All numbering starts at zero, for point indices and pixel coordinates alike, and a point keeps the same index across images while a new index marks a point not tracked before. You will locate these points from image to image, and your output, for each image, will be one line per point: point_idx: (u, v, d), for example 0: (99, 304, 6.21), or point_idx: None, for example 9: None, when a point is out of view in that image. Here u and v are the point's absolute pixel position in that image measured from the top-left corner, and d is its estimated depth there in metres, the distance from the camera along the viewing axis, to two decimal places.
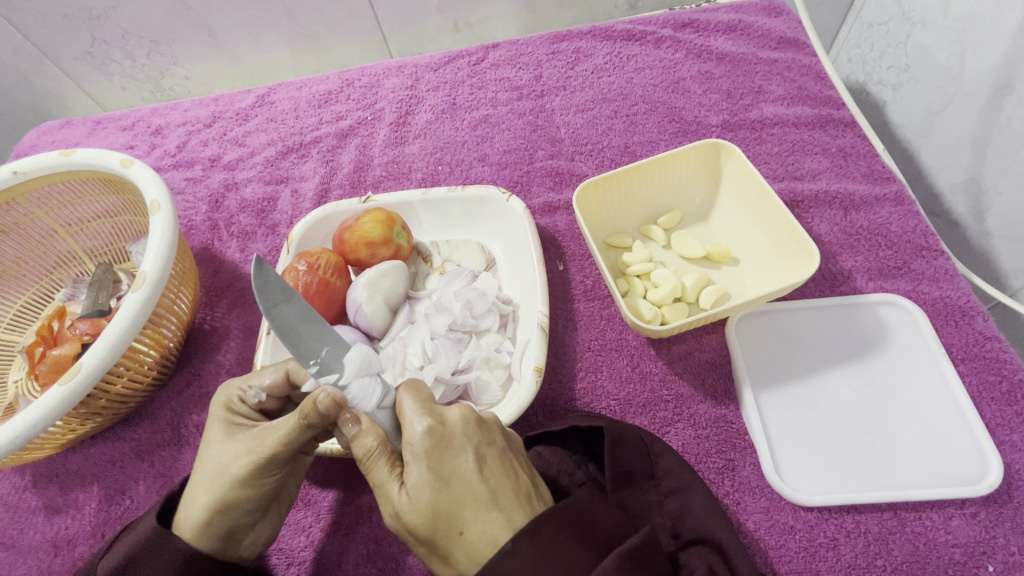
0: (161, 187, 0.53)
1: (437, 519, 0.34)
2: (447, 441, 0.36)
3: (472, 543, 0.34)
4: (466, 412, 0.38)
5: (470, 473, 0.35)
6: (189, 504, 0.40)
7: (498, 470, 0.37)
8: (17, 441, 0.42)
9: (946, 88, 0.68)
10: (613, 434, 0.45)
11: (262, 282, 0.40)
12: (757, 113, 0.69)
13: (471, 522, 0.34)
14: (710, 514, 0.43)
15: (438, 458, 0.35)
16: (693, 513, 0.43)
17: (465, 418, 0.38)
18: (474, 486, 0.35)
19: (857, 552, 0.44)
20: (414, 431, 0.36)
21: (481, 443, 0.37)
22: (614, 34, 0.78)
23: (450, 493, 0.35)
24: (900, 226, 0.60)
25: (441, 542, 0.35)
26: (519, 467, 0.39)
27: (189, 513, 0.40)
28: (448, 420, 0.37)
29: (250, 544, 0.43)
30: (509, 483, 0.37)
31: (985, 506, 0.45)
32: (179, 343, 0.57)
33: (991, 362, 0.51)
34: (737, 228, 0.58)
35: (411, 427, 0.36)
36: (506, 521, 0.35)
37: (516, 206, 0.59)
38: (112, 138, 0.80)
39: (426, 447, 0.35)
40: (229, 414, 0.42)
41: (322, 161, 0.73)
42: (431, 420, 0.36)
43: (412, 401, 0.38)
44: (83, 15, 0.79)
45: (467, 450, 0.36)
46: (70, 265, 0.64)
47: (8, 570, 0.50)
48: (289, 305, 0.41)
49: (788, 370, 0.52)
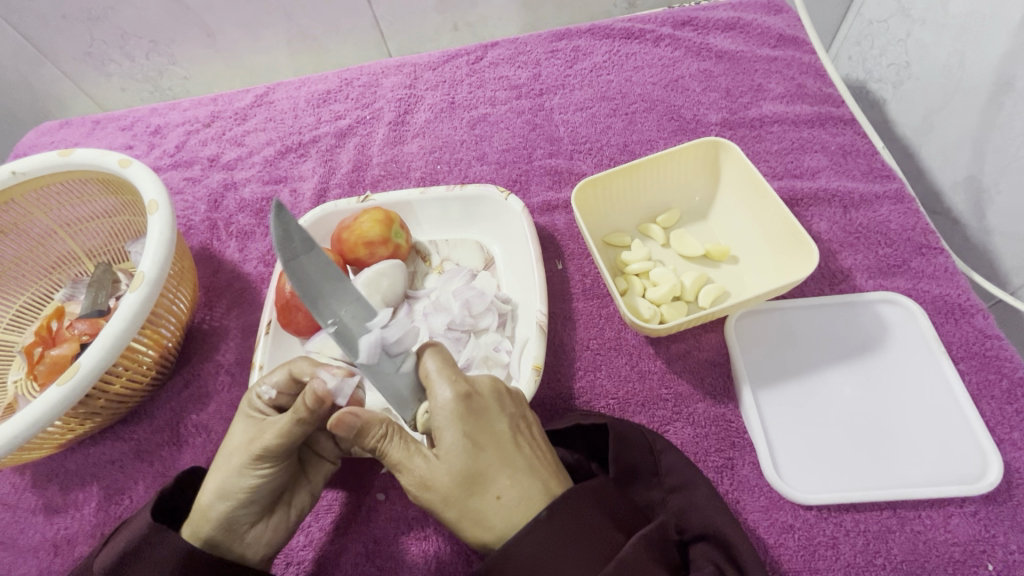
0: (160, 187, 0.53)
1: (473, 482, 0.35)
2: (481, 408, 0.37)
3: (507, 507, 0.35)
4: (496, 382, 0.39)
5: (505, 438, 0.37)
6: (200, 492, 0.41)
7: (530, 441, 0.38)
8: (16, 441, 0.42)
9: (946, 86, 0.67)
10: (616, 429, 0.46)
11: (284, 231, 0.35)
12: (756, 111, 0.69)
13: (506, 489, 0.35)
14: (714, 508, 0.43)
15: (474, 424, 0.36)
16: (699, 508, 0.43)
17: (494, 387, 0.39)
18: (509, 452, 0.36)
19: (856, 551, 0.44)
20: (443, 398, 0.36)
21: (511, 412, 0.38)
22: (613, 32, 0.78)
23: (486, 459, 0.35)
24: (900, 224, 0.59)
25: (474, 507, 0.35)
26: (545, 443, 0.40)
27: (198, 498, 0.41)
28: (480, 387, 0.38)
29: (254, 544, 0.42)
30: (540, 458, 0.38)
31: (985, 504, 0.45)
32: (178, 343, 0.57)
33: (990, 360, 0.51)
34: (737, 226, 0.58)
35: (439, 393, 0.36)
36: (538, 489, 0.36)
37: (514, 205, 0.59)
38: (111, 138, 0.80)
39: (460, 411, 0.36)
40: (245, 409, 0.43)
41: (321, 161, 0.73)
42: (465, 386, 0.37)
43: (439, 365, 0.37)
44: (82, 16, 0.79)
45: (500, 419, 0.37)
46: (70, 265, 0.64)
47: (8, 570, 0.50)
48: (313, 255, 0.36)
49: (787, 368, 0.52)
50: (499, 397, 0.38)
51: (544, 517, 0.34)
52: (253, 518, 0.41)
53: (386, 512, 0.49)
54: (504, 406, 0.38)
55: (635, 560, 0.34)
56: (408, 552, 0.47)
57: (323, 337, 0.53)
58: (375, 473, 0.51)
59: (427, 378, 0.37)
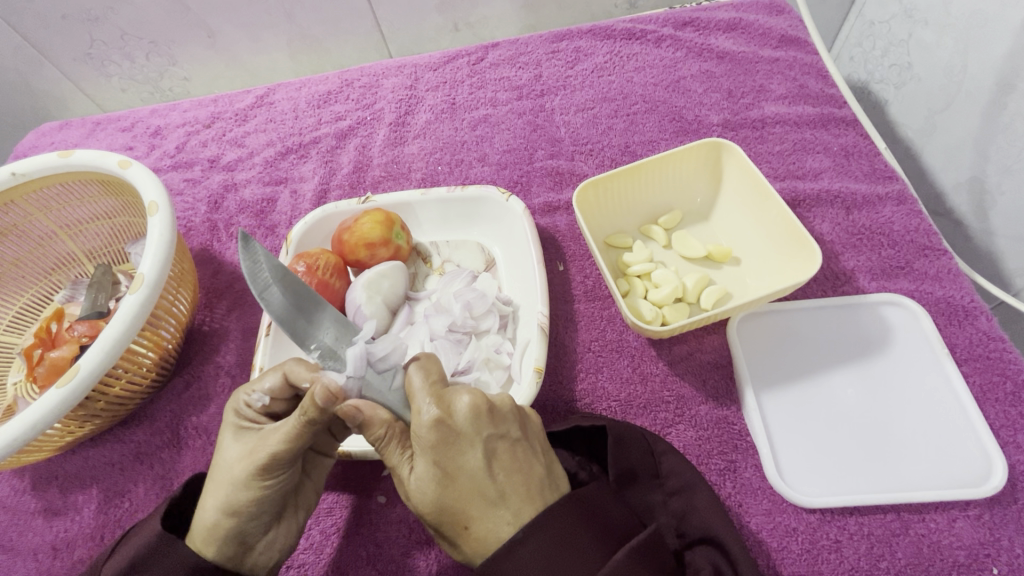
0: (160, 188, 0.52)
1: (444, 510, 0.35)
2: (454, 434, 0.35)
3: (477, 539, 0.34)
4: (476, 400, 0.35)
5: (478, 466, 0.35)
6: (202, 507, 0.40)
7: (509, 465, 0.36)
8: (14, 444, 0.42)
9: (949, 86, 0.67)
10: (616, 431, 0.45)
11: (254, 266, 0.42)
12: (758, 112, 0.69)
13: (476, 520, 0.34)
14: (713, 512, 0.42)
15: (444, 453, 0.35)
16: (698, 511, 0.43)
17: (473, 408, 0.35)
18: (481, 482, 0.34)
19: (860, 554, 0.43)
20: (418, 424, 0.35)
21: (490, 434, 0.36)
22: (614, 33, 0.78)
23: (455, 488, 0.35)
24: (902, 225, 0.59)
25: (450, 529, 0.35)
26: (533, 462, 0.37)
27: (201, 515, 0.39)
28: (457, 411, 0.35)
29: (265, 551, 0.42)
30: (520, 485, 0.35)
31: (989, 508, 0.44)
32: (178, 344, 0.57)
33: (994, 362, 0.51)
34: (738, 227, 0.58)
35: (415, 418, 0.35)
36: (509, 518, 0.34)
37: (515, 206, 0.59)
38: (111, 139, 0.80)
39: (431, 440, 0.35)
40: (239, 419, 0.42)
41: (322, 162, 0.73)
42: (438, 412, 0.35)
43: (420, 384, 0.36)
44: (82, 17, 0.79)
45: (474, 446, 0.35)
46: (70, 266, 0.64)
47: (8, 572, 0.50)
48: (278, 288, 0.41)
49: (790, 370, 0.52)
50: (478, 417, 0.35)
51: (515, 542, 0.33)
52: (263, 527, 0.41)
53: (387, 515, 0.48)
54: (483, 428, 0.35)
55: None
56: (410, 556, 0.47)
57: None
58: (377, 475, 0.50)
59: (411, 395, 0.36)
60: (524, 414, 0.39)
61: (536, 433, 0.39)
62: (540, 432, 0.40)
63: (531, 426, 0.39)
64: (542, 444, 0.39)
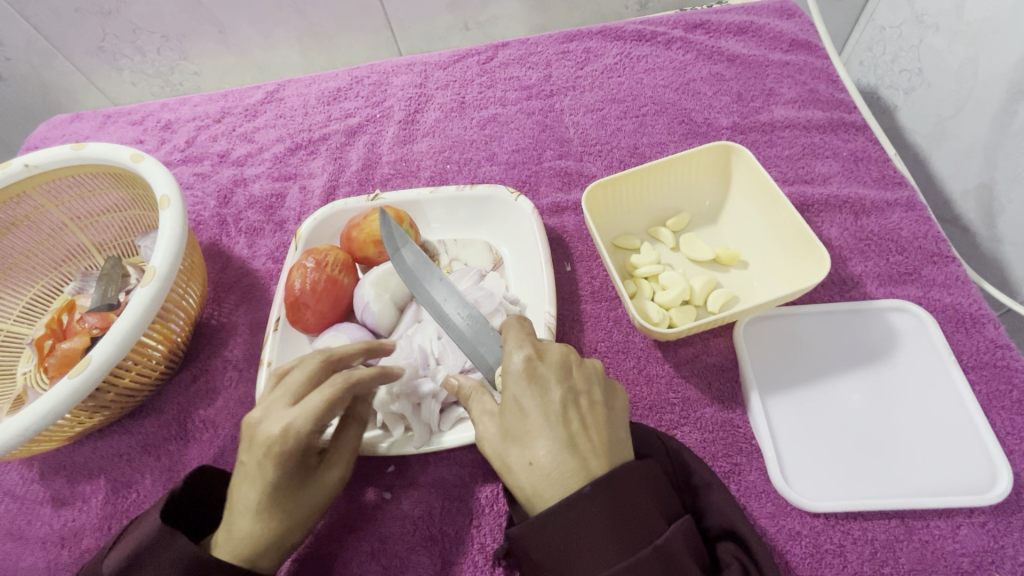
0: (171, 182, 0.53)
1: (513, 438, 0.37)
2: (540, 375, 0.38)
3: (539, 472, 0.36)
4: (566, 354, 0.39)
5: (554, 408, 0.37)
6: (280, 543, 0.40)
7: (587, 419, 0.37)
8: (25, 434, 0.42)
9: (959, 92, 0.67)
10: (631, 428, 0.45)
11: (388, 231, 0.53)
12: (767, 116, 0.69)
13: (540, 455, 0.36)
14: (732, 507, 0.41)
15: (525, 388, 0.38)
16: (717, 507, 0.41)
17: (563, 358, 0.39)
18: (551, 423, 0.36)
19: (864, 559, 0.44)
20: (515, 362, 0.39)
21: (573, 386, 0.38)
22: (624, 34, 0.78)
23: (526, 423, 0.37)
24: (912, 231, 0.59)
25: (512, 461, 0.37)
26: (608, 423, 0.38)
27: (277, 548, 0.40)
28: (550, 357, 0.39)
29: None
30: (595, 436, 0.37)
31: (994, 515, 0.44)
32: (187, 338, 0.58)
33: (1002, 370, 0.51)
34: (746, 231, 0.58)
35: (510, 359, 0.39)
36: (578, 467, 0.35)
37: (524, 206, 0.59)
38: (122, 133, 0.80)
39: (522, 375, 0.38)
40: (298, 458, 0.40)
41: (331, 159, 0.73)
42: (532, 354, 0.39)
43: (516, 337, 0.41)
44: (95, 10, 0.80)
45: (557, 386, 0.38)
46: (80, 258, 0.65)
47: (17, 561, 0.51)
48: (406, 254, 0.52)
49: (795, 374, 0.52)
50: (565, 370, 0.39)
51: (583, 494, 0.34)
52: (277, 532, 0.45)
53: (391, 511, 0.49)
54: (569, 379, 0.38)
55: (671, 551, 0.33)
56: (414, 553, 0.47)
57: (327, 334, 0.52)
58: (381, 472, 0.51)
59: (507, 345, 0.41)
60: (612, 385, 0.41)
61: (623, 411, 0.40)
62: (626, 413, 0.40)
63: (617, 397, 0.40)
64: (623, 422, 0.39)
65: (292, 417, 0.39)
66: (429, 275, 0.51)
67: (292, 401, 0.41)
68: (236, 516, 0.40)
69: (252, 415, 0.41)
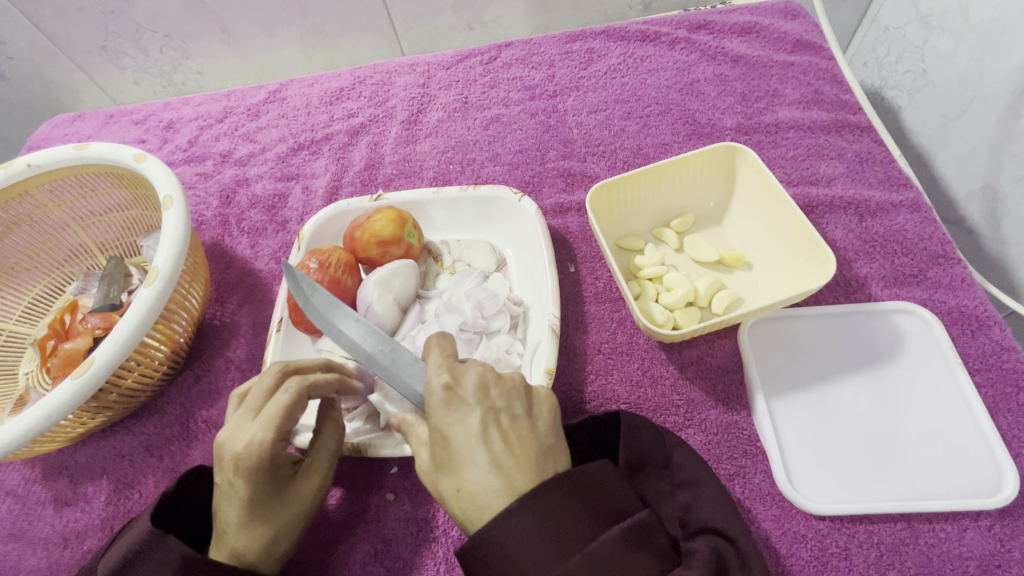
0: (174, 182, 0.53)
1: (443, 467, 0.37)
2: (457, 400, 0.38)
3: (469, 499, 0.35)
4: (482, 372, 0.39)
5: (473, 434, 0.36)
6: (272, 547, 0.41)
7: (510, 436, 0.37)
8: (27, 435, 0.42)
9: (964, 93, 0.67)
10: (628, 418, 0.45)
11: (292, 278, 0.50)
12: (771, 116, 0.69)
13: (467, 482, 0.35)
14: (718, 508, 0.41)
15: (444, 414, 0.37)
16: (704, 503, 0.41)
17: (479, 377, 0.38)
18: (472, 448, 0.36)
19: (869, 563, 0.43)
20: (433, 387, 0.38)
21: (493, 405, 0.38)
22: (627, 34, 0.78)
23: (451, 451, 0.36)
24: (917, 233, 0.59)
25: (445, 490, 0.37)
26: (531, 439, 0.37)
27: (270, 553, 0.41)
28: (464, 378, 0.39)
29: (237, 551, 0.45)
30: (520, 454, 0.36)
31: (1000, 519, 0.44)
32: (189, 338, 0.57)
33: (1007, 373, 0.51)
34: (751, 233, 0.58)
35: (428, 383, 0.39)
36: (506, 488, 0.34)
37: (527, 207, 0.59)
38: (124, 132, 0.80)
39: (439, 401, 0.37)
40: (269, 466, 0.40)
41: (334, 158, 0.73)
42: (448, 377, 0.38)
43: (435, 358, 0.40)
44: (98, 9, 0.80)
45: (472, 408, 0.37)
46: (82, 258, 0.64)
47: (19, 561, 0.50)
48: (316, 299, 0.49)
49: (800, 376, 0.52)
50: (482, 390, 0.38)
51: (508, 514, 0.33)
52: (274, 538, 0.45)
53: (395, 512, 0.49)
54: (487, 398, 0.38)
55: (603, 559, 0.33)
56: (418, 554, 0.47)
57: (331, 335, 0.52)
58: (384, 473, 0.51)
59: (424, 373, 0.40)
60: (532, 393, 0.40)
61: (548, 418, 0.39)
62: (553, 417, 0.40)
63: (542, 403, 0.40)
64: (551, 429, 0.39)
65: (254, 430, 0.39)
66: (334, 310, 0.49)
67: (254, 413, 0.41)
68: (223, 533, 0.40)
69: (218, 436, 0.41)
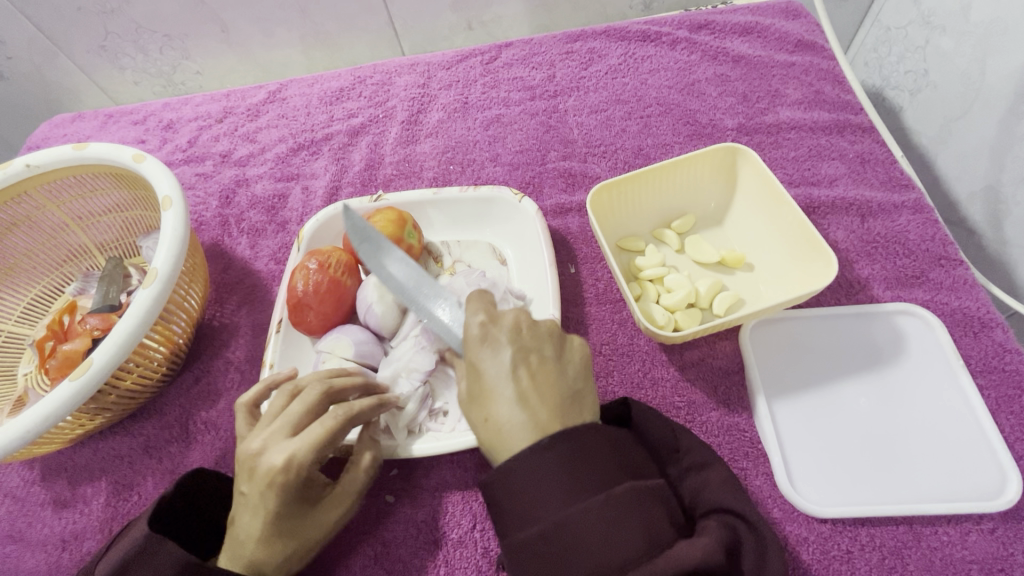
0: (174, 182, 0.52)
1: (473, 400, 0.39)
2: (493, 338, 0.39)
3: (495, 429, 0.37)
4: (518, 317, 0.40)
5: (505, 368, 0.38)
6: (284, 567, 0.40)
7: (538, 373, 0.38)
8: (26, 437, 0.42)
9: (966, 93, 0.66)
10: (637, 409, 0.44)
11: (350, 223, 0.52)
12: (772, 117, 0.68)
13: (495, 413, 0.37)
14: (725, 488, 0.40)
15: (479, 350, 0.39)
16: (712, 485, 0.40)
17: (514, 321, 0.40)
18: (503, 383, 0.37)
19: (872, 566, 0.43)
20: (470, 329, 0.40)
21: (525, 345, 0.39)
22: (628, 34, 0.78)
23: (482, 384, 0.38)
24: (919, 234, 0.59)
25: (474, 420, 0.39)
26: (563, 378, 0.39)
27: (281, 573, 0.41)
28: (502, 321, 0.40)
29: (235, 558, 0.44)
30: (549, 389, 0.38)
31: (1003, 522, 0.44)
32: (189, 340, 0.57)
33: (1010, 375, 0.50)
34: (752, 233, 0.57)
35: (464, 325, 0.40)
36: (531, 421, 0.36)
37: (528, 207, 0.59)
38: (123, 132, 0.80)
39: (475, 340, 0.39)
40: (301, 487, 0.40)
41: (333, 159, 0.72)
42: (484, 318, 0.40)
43: (474, 304, 0.42)
44: (97, 9, 0.80)
45: (507, 346, 0.39)
46: (81, 259, 0.64)
47: (17, 563, 0.50)
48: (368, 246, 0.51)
49: (801, 377, 0.52)
50: (516, 332, 0.40)
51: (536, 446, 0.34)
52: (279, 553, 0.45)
53: (395, 514, 0.48)
54: (520, 339, 0.39)
55: (625, 502, 0.33)
56: (418, 557, 0.46)
57: (330, 336, 0.52)
58: (385, 475, 0.50)
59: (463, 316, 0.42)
60: (566, 342, 0.41)
61: (579, 366, 0.40)
62: (585, 364, 0.41)
63: (574, 351, 0.41)
64: (582, 373, 0.40)
65: (293, 448, 0.39)
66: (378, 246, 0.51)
67: (293, 431, 0.41)
68: (239, 544, 0.39)
69: (249, 445, 0.40)
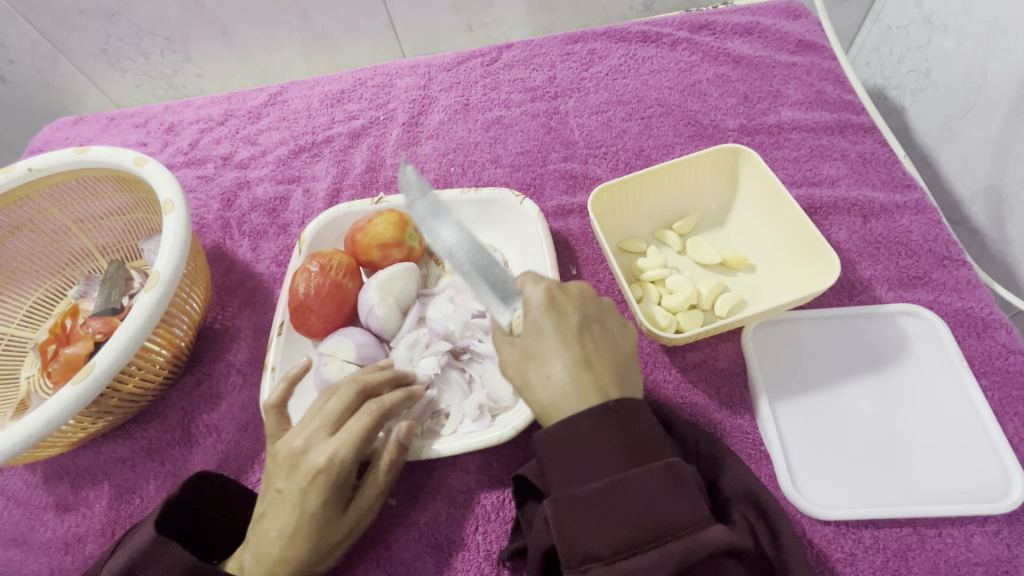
0: (175, 185, 0.52)
1: (532, 356, 0.39)
2: (560, 303, 0.41)
3: (554, 384, 0.37)
4: (583, 289, 0.42)
5: (572, 329, 0.39)
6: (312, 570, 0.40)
7: (598, 343, 0.40)
8: (26, 441, 0.42)
9: (969, 93, 0.66)
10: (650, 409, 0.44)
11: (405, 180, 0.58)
12: (774, 117, 0.68)
13: (557, 368, 0.38)
14: (745, 470, 0.40)
15: (545, 313, 0.40)
16: (732, 471, 0.40)
17: (580, 292, 0.42)
18: (568, 344, 0.38)
19: (876, 568, 0.43)
20: (535, 293, 0.41)
21: (588, 314, 0.41)
22: (628, 35, 0.78)
23: (543, 342, 0.39)
24: (921, 235, 0.59)
25: (531, 377, 0.39)
26: (615, 350, 0.40)
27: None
28: (569, 291, 0.42)
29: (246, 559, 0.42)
30: (601, 354, 0.39)
31: (1008, 524, 0.44)
32: (190, 342, 0.57)
33: (1014, 376, 0.50)
34: (754, 234, 0.57)
35: (530, 291, 0.42)
36: (592, 385, 0.37)
37: (529, 209, 0.58)
38: (125, 135, 0.80)
39: (543, 303, 0.40)
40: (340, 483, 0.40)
41: (334, 161, 0.72)
42: (549, 285, 0.41)
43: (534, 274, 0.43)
44: (98, 13, 0.80)
45: (574, 312, 0.40)
46: (83, 262, 0.64)
47: (20, 567, 0.50)
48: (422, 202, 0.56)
49: (805, 378, 0.52)
50: (582, 301, 0.41)
51: (606, 407, 0.35)
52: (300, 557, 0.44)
53: (397, 517, 0.48)
54: (584, 308, 0.41)
55: (681, 472, 0.33)
56: (420, 560, 0.46)
57: (332, 338, 0.52)
58: None
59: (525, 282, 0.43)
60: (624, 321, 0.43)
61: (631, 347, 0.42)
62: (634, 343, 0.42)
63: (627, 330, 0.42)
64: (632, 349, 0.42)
65: (333, 445, 0.40)
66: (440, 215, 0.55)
67: (332, 428, 0.42)
68: (266, 545, 0.39)
69: (291, 443, 0.42)
